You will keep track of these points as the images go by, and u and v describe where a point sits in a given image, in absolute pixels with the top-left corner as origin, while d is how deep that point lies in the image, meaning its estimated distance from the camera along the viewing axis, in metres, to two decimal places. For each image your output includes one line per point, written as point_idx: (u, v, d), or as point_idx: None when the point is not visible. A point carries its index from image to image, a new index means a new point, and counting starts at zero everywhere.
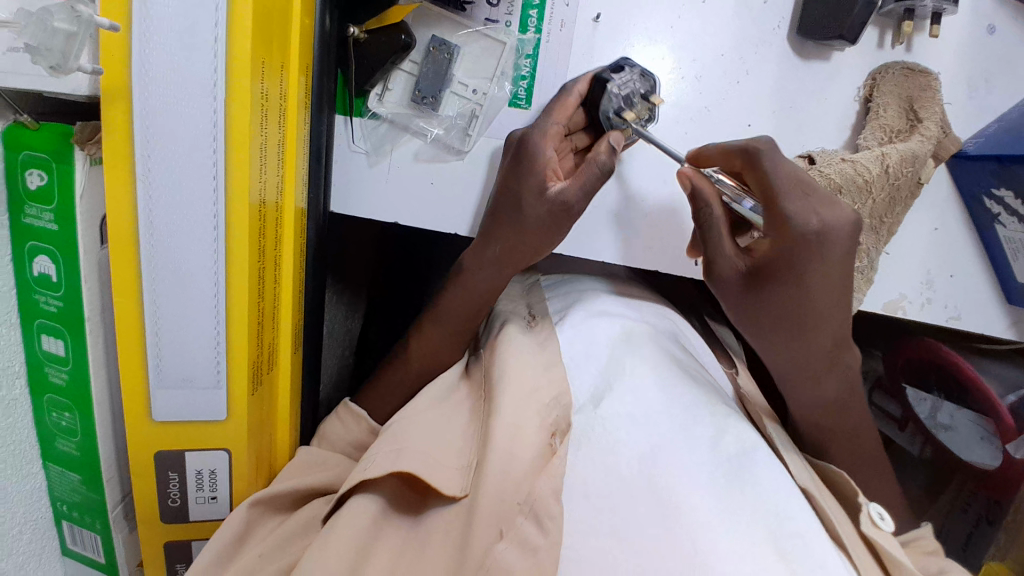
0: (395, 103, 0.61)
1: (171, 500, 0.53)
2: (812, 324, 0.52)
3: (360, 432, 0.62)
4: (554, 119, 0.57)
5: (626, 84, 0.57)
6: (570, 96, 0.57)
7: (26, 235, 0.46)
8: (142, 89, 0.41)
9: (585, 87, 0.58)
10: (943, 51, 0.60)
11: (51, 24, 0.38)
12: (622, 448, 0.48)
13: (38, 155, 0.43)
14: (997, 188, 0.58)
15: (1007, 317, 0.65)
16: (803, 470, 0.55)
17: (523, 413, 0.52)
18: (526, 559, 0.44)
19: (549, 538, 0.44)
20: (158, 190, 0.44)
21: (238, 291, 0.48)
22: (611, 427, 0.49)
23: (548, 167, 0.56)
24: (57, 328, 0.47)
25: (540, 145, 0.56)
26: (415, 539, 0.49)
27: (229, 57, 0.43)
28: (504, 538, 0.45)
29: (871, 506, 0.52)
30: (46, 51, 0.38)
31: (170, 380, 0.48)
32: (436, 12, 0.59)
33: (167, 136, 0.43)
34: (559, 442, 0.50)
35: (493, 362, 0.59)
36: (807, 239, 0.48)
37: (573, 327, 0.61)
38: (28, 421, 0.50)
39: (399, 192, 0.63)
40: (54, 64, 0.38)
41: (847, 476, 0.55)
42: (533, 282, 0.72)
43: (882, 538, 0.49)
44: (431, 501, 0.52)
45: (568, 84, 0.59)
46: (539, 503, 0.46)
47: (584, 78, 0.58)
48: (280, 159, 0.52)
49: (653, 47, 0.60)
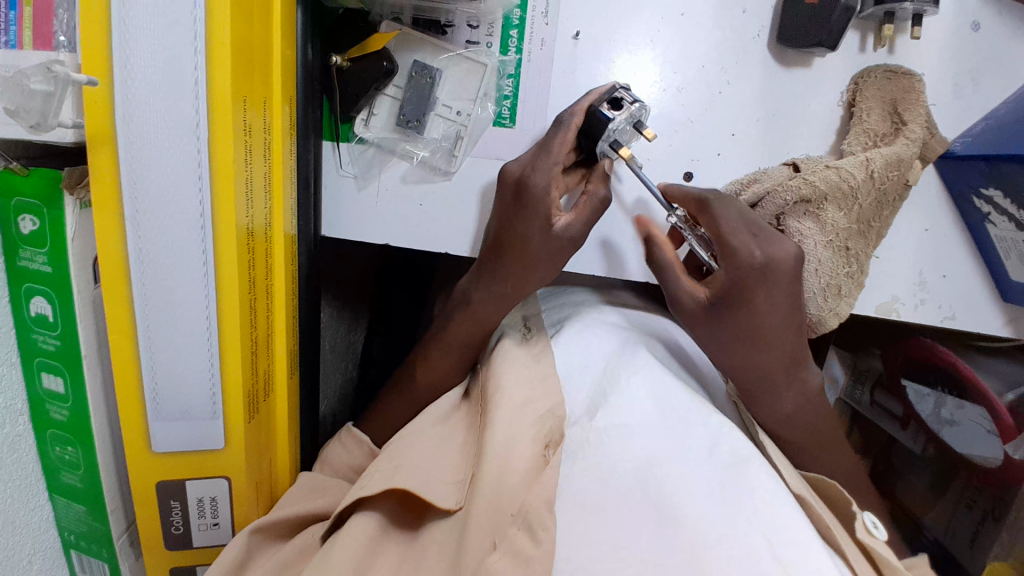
0: (381, 127, 0.62)
1: (175, 527, 0.55)
2: (756, 349, 0.54)
3: (359, 452, 0.64)
4: (556, 160, 0.56)
5: (626, 118, 0.55)
6: (567, 130, 0.56)
7: (23, 277, 0.47)
8: (127, 133, 0.43)
9: (582, 121, 0.56)
10: (927, 51, 0.60)
11: (27, 86, 0.39)
12: (616, 462, 0.48)
13: (29, 200, 0.45)
14: (986, 187, 0.57)
15: (1004, 316, 0.64)
16: (800, 480, 0.55)
17: (516, 429, 0.52)
18: (517, 568, 0.43)
19: (541, 547, 0.44)
20: (147, 229, 0.45)
21: (230, 321, 0.49)
22: (600, 442, 0.49)
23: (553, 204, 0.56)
24: (56, 366, 0.49)
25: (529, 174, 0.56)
26: (413, 553, 0.50)
27: (211, 96, 0.44)
28: (497, 549, 0.45)
29: (866, 515, 0.53)
30: (25, 112, 0.39)
31: (167, 413, 0.50)
32: (417, 37, 0.60)
33: (153, 176, 0.44)
34: (552, 452, 0.50)
35: (489, 379, 0.59)
36: (752, 271, 0.51)
37: (566, 342, 0.61)
38: (33, 455, 0.52)
39: (389, 213, 0.64)
40: (34, 123, 0.40)
41: (835, 483, 0.55)
42: None
43: (876, 544, 0.50)
44: (429, 515, 0.52)
45: (563, 115, 0.57)
46: (530, 512, 0.46)
47: (577, 109, 0.56)
48: (268, 188, 0.52)
49: (633, 61, 0.60)
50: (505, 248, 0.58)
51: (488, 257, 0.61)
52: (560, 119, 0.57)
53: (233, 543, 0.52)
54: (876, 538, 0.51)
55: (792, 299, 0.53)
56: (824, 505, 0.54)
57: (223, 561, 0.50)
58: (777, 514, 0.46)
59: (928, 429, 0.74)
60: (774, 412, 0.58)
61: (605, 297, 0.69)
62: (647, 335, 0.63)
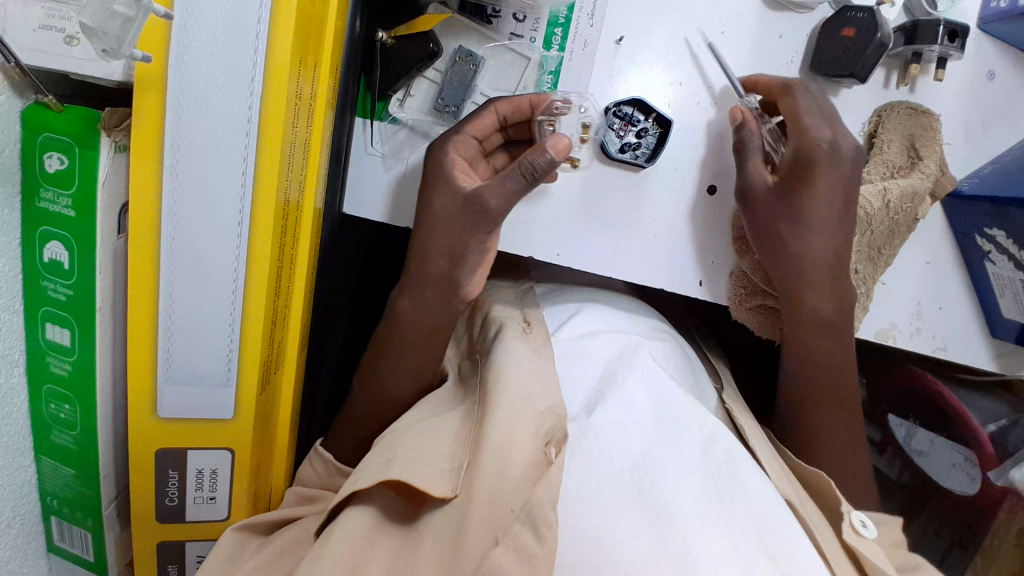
0: (416, 109, 0.61)
1: (169, 499, 0.52)
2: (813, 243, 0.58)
3: (326, 472, 0.59)
4: (466, 133, 0.58)
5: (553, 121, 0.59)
6: (488, 111, 0.59)
7: (40, 220, 0.44)
8: (178, 80, 0.41)
9: (510, 109, 0.59)
10: (943, 94, 0.63)
11: (111, 6, 0.36)
12: (614, 458, 0.49)
13: (58, 137, 0.42)
14: (990, 227, 0.60)
15: (991, 350, 0.68)
16: (786, 478, 0.58)
17: (516, 420, 0.50)
18: (521, 562, 0.44)
19: (545, 545, 0.45)
20: (186, 182, 0.43)
21: (257, 289, 0.47)
22: (596, 435, 0.50)
23: (460, 171, 0.57)
24: (64, 317, 0.46)
25: (451, 157, 0.57)
26: (409, 544, 0.48)
27: (269, 53, 0.42)
28: (500, 543, 0.45)
29: (855, 514, 0.55)
30: (102, 32, 0.36)
31: (178, 377, 0.47)
32: (464, 23, 0.60)
33: (199, 128, 0.42)
34: (554, 452, 0.49)
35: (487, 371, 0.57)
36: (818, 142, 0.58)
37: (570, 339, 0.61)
38: (24, 411, 0.49)
39: (409, 194, 0.62)
40: (108, 47, 0.37)
41: (827, 480, 0.58)
42: (527, 289, 0.71)
43: (860, 543, 0.53)
44: (425, 507, 0.50)
45: (489, 99, 0.60)
46: (535, 509, 0.46)
47: (503, 98, 0.59)
48: (305, 157, 0.51)
49: (651, 78, 0.61)
50: (451, 240, 0.56)
51: (437, 252, 0.57)
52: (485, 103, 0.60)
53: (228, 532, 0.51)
54: (864, 536, 0.54)
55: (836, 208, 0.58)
56: (811, 505, 0.57)
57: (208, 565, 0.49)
58: (770, 513, 0.47)
59: (903, 455, 0.76)
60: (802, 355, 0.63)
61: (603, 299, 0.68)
62: (649, 335, 0.64)
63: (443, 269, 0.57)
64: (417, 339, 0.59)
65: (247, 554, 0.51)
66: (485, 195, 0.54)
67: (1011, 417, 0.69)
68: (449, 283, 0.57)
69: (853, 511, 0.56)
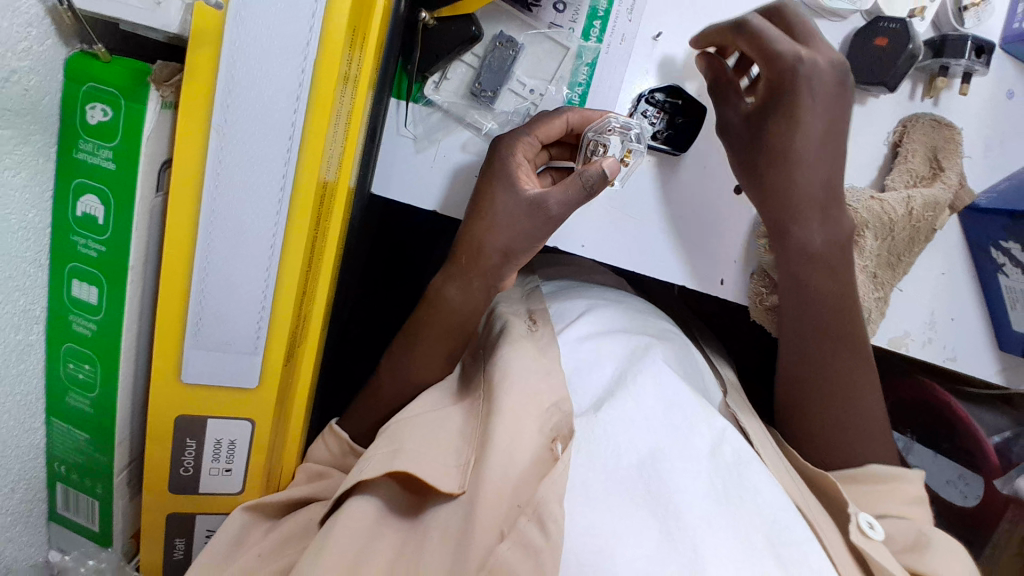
0: (451, 92, 0.61)
1: (184, 469, 0.51)
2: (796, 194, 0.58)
3: (340, 452, 0.58)
4: (532, 133, 0.58)
5: (605, 137, 0.59)
6: (559, 118, 0.59)
7: (75, 171, 0.43)
8: (234, 37, 0.40)
9: (580, 121, 0.59)
10: (965, 109, 0.65)
11: None
12: (622, 452, 0.47)
13: (104, 88, 0.41)
14: (1006, 240, 0.62)
15: (998, 363, 0.69)
16: (785, 470, 0.57)
17: (523, 420, 0.50)
18: (527, 560, 0.42)
19: (551, 540, 0.42)
20: (232, 144, 0.42)
21: (292, 259, 0.46)
22: (602, 432, 0.48)
23: (522, 172, 0.57)
24: (93, 274, 0.45)
25: (511, 155, 0.57)
26: (414, 539, 0.47)
27: (327, 17, 0.41)
28: (505, 539, 0.44)
29: (862, 516, 0.53)
30: None
31: (206, 342, 0.46)
32: (506, 10, 0.60)
33: (250, 89, 0.41)
34: (561, 448, 0.48)
35: (495, 365, 0.57)
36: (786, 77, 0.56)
37: (575, 340, 0.59)
38: (40, 371, 0.47)
39: (442, 178, 0.62)
40: None
41: (834, 482, 0.56)
42: (533, 288, 0.71)
43: (870, 546, 0.50)
44: (431, 501, 0.49)
45: (563, 107, 0.60)
46: (541, 505, 0.44)
47: (577, 109, 0.59)
48: (346, 131, 0.50)
49: (665, 70, 0.62)
50: (507, 240, 0.56)
51: (493, 247, 0.57)
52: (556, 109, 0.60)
53: (234, 514, 0.50)
54: (871, 538, 0.51)
55: (826, 123, 0.57)
56: (819, 508, 0.54)
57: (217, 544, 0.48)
58: (777, 514, 0.47)
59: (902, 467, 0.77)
60: (804, 331, 0.61)
61: (615, 297, 0.68)
62: (658, 336, 0.63)
63: (495, 264, 0.57)
64: (437, 330, 0.59)
65: (249, 540, 0.50)
66: (548, 198, 0.55)
67: (1015, 429, 0.70)
68: (490, 277, 0.58)
69: (859, 512, 0.54)
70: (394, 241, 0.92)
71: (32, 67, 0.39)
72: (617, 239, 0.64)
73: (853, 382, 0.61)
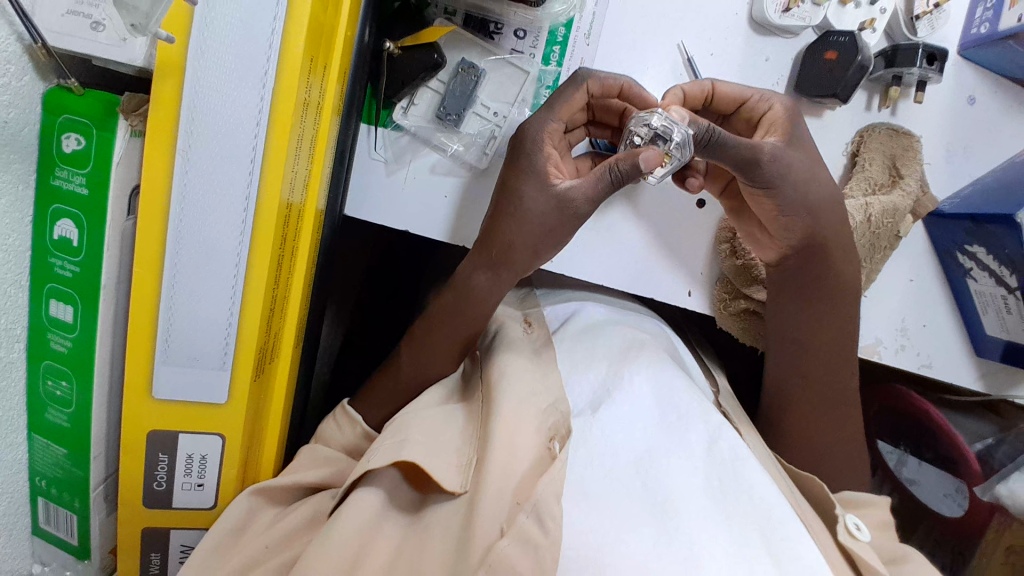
0: (419, 116, 0.64)
1: (157, 484, 0.52)
2: (798, 176, 0.57)
3: (353, 437, 0.59)
4: (556, 116, 0.59)
5: (644, 127, 0.55)
6: (578, 91, 0.59)
7: (51, 198, 0.46)
8: (197, 68, 0.43)
9: (602, 90, 0.60)
10: (925, 117, 0.66)
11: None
12: (619, 453, 0.47)
13: (78, 120, 0.44)
14: (971, 245, 0.62)
15: (976, 369, 0.69)
16: (774, 466, 0.57)
17: (523, 414, 0.50)
18: (527, 556, 0.41)
19: (550, 537, 0.41)
20: (196, 168, 0.45)
21: (257, 276, 0.49)
22: (602, 429, 0.48)
23: (549, 166, 0.58)
24: (68, 294, 0.47)
25: (540, 140, 0.58)
26: (415, 535, 0.46)
27: (284, 49, 0.44)
28: (505, 535, 0.42)
29: (849, 517, 0.52)
30: (133, 9, 0.41)
31: (176, 358, 0.48)
32: (467, 37, 0.63)
33: (212, 116, 0.44)
34: (558, 446, 0.48)
35: (490, 371, 0.57)
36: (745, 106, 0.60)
37: (570, 341, 0.60)
38: (21, 387, 0.50)
39: (413, 201, 0.65)
40: (138, 23, 0.41)
41: (822, 487, 0.56)
42: (529, 292, 0.71)
43: (857, 546, 0.49)
44: (432, 497, 0.48)
45: (580, 75, 0.60)
46: (539, 502, 0.43)
47: (595, 77, 0.60)
48: (310, 156, 0.53)
49: None
50: (537, 236, 0.57)
51: (524, 244, 0.57)
52: (576, 77, 0.60)
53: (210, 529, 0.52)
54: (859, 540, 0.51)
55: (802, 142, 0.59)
56: (806, 504, 0.54)
57: (222, 524, 0.50)
58: (773, 511, 0.45)
59: (895, 479, 0.76)
60: (785, 319, 0.64)
61: (607, 302, 0.69)
62: (654, 337, 0.63)
63: (527, 261, 0.58)
64: (426, 343, 0.60)
65: (252, 526, 0.51)
66: (577, 197, 0.56)
67: (997, 435, 0.69)
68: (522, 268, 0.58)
69: (847, 515, 0.53)
70: (395, 262, 0.94)
71: (10, 101, 0.42)
72: (590, 254, 0.66)
73: (833, 380, 0.63)
